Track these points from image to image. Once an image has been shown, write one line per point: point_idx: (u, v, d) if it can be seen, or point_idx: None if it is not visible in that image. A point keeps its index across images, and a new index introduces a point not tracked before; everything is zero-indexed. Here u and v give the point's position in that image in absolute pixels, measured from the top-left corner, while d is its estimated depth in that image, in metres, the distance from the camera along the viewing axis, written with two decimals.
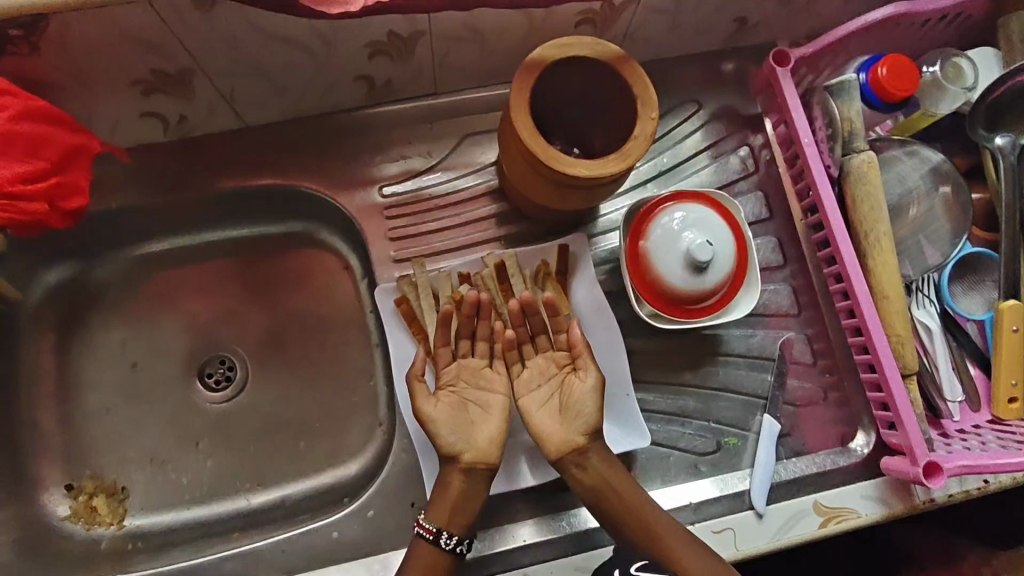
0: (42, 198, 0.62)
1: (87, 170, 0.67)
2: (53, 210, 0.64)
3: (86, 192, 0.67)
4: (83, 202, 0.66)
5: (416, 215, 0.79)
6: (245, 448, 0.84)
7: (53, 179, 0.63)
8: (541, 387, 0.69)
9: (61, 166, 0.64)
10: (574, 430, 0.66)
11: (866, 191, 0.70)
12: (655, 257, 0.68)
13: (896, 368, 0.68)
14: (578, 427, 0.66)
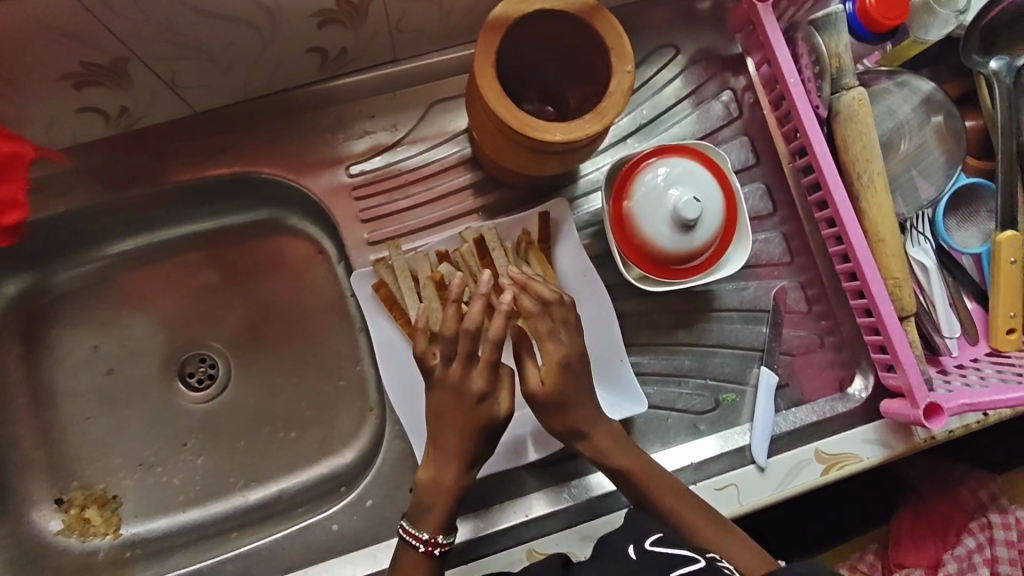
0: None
1: (23, 179, 0.62)
2: None
3: (24, 204, 0.62)
4: (21, 215, 0.62)
5: (387, 193, 0.75)
6: (234, 446, 0.82)
7: None
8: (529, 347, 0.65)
9: None
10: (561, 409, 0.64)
11: (857, 130, 0.66)
12: (640, 219, 0.65)
13: (894, 313, 0.66)
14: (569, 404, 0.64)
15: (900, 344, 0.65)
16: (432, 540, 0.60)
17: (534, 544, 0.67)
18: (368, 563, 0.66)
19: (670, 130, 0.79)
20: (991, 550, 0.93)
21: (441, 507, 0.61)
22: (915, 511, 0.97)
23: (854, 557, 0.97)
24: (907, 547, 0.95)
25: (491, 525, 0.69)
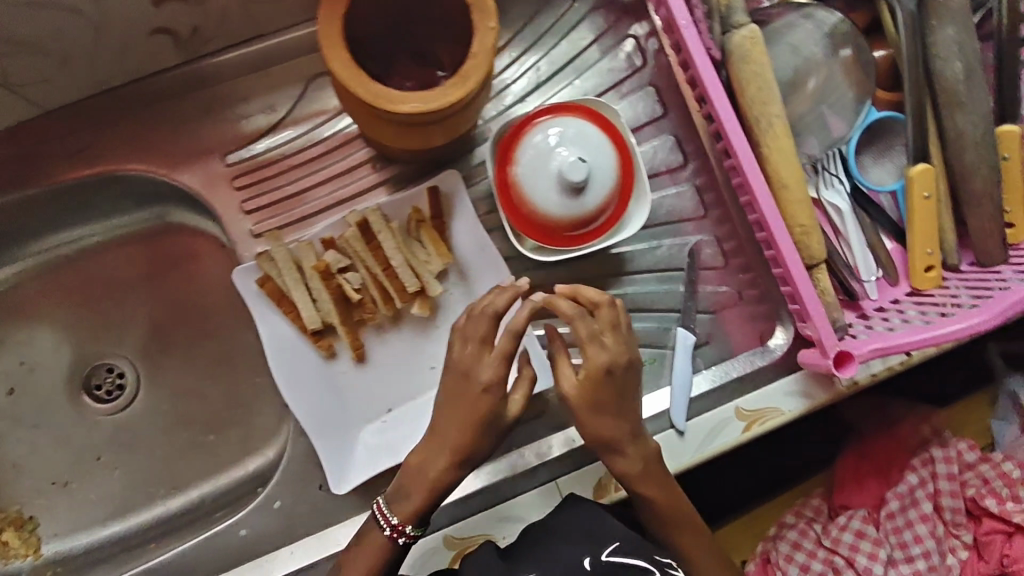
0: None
1: None
2: None
3: None
4: None
5: (268, 181, 0.70)
6: (152, 454, 0.80)
7: None
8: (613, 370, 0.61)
9: None
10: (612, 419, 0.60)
11: (751, 71, 0.62)
12: (527, 186, 0.61)
13: (801, 262, 0.63)
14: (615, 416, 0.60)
15: (807, 294, 0.63)
16: (398, 526, 0.57)
17: (450, 529, 0.65)
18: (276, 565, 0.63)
19: (569, 87, 0.75)
20: (933, 486, 0.90)
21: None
22: (859, 453, 0.97)
23: (798, 503, 0.95)
24: (851, 488, 0.94)
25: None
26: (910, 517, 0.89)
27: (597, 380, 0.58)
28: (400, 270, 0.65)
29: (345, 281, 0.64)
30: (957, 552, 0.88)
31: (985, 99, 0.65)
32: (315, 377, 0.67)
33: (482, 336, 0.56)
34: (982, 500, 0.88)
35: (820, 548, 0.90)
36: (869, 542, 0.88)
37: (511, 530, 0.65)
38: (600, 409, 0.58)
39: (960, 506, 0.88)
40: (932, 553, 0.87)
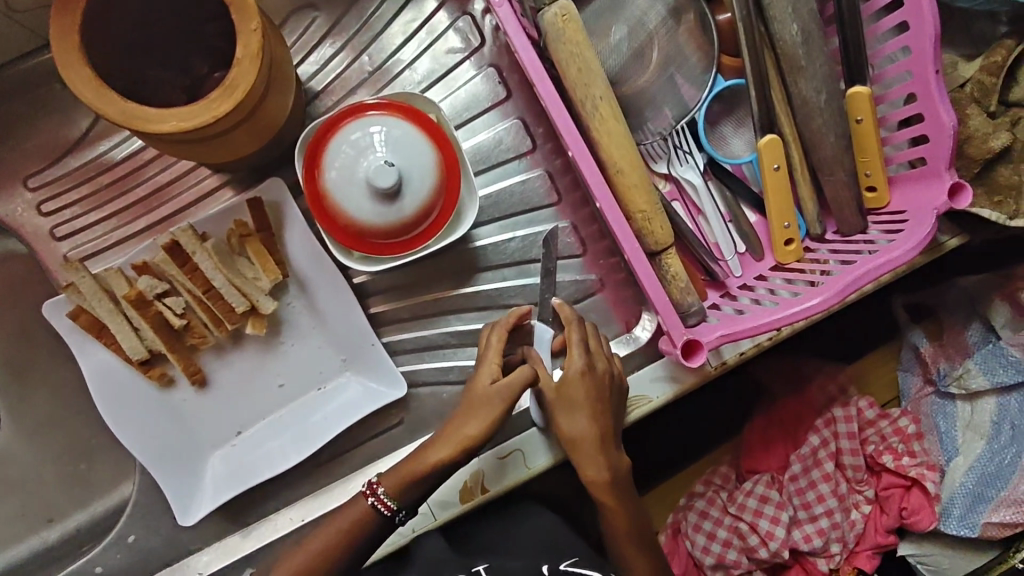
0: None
1: None
2: None
3: None
4: None
5: (77, 202, 0.65)
6: (19, 490, 0.77)
7: None
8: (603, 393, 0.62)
9: None
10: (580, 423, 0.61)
11: (569, 50, 0.57)
12: (338, 198, 0.57)
13: (640, 250, 0.60)
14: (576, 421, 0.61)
15: (649, 284, 0.60)
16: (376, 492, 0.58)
17: None
18: None
19: (401, 76, 0.70)
20: (834, 446, 0.87)
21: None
22: (766, 417, 0.94)
23: (708, 472, 0.93)
24: (758, 454, 0.92)
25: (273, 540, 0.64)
26: (813, 477, 0.86)
27: (609, 375, 0.62)
28: (224, 291, 0.61)
29: (165, 308, 0.61)
30: (860, 508, 0.86)
31: (826, 62, 0.62)
32: (152, 407, 0.64)
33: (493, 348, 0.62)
34: (880, 456, 0.86)
35: (726, 515, 0.88)
36: (773, 506, 0.86)
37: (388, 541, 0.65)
38: (572, 411, 0.61)
39: (859, 463, 0.85)
40: (834, 511, 0.85)
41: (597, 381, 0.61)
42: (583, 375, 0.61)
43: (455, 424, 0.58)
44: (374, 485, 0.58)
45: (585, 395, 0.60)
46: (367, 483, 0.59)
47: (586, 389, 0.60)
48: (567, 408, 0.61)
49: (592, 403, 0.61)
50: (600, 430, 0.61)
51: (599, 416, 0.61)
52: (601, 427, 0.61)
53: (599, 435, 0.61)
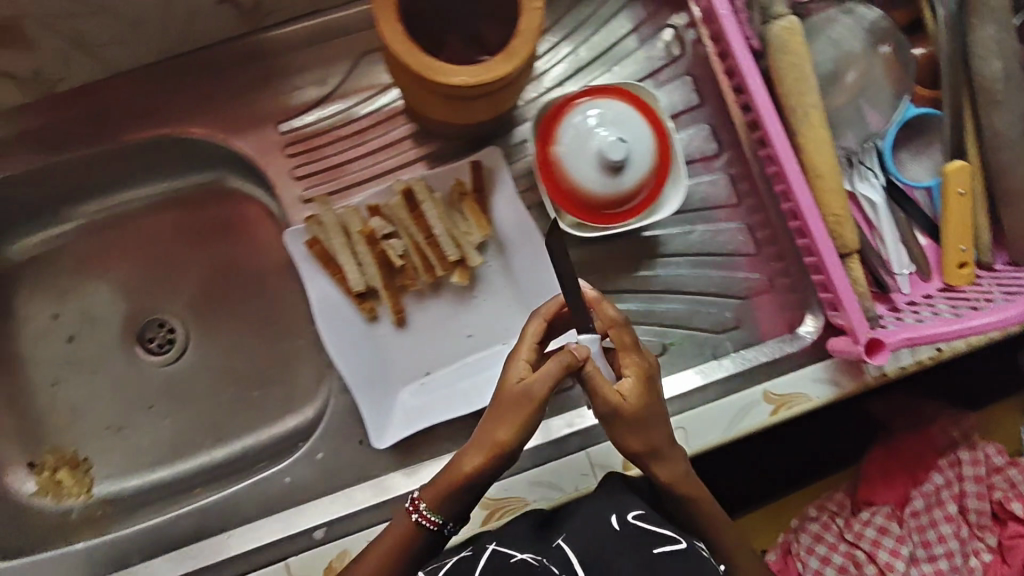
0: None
1: None
2: None
3: None
4: None
5: (318, 150, 0.73)
6: (200, 406, 0.85)
7: None
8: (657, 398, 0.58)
9: None
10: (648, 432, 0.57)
11: (789, 61, 0.63)
12: (568, 166, 0.63)
13: (834, 251, 0.65)
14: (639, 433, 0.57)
15: (840, 283, 0.65)
16: (422, 510, 0.55)
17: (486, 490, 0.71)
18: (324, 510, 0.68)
19: (606, 73, 0.76)
20: (960, 487, 0.90)
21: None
22: (887, 450, 0.94)
23: (822, 497, 0.94)
24: (878, 485, 0.92)
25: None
26: (935, 516, 0.89)
27: (653, 380, 0.58)
28: (442, 241, 0.68)
29: (389, 248, 0.68)
30: (981, 555, 0.88)
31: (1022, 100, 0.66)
32: (359, 337, 0.70)
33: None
34: (1007, 502, 0.89)
35: (842, 541, 0.89)
36: (893, 538, 0.87)
37: (542, 496, 0.71)
38: (638, 428, 0.57)
39: (985, 508, 0.88)
40: (955, 553, 0.87)
41: (645, 390, 0.57)
42: (635, 382, 0.57)
43: (481, 431, 0.53)
44: (416, 501, 0.55)
45: (637, 407, 0.56)
46: (410, 497, 0.57)
47: (629, 397, 0.56)
48: (631, 419, 0.56)
49: (653, 412, 0.57)
50: (657, 437, 0.58)
51: (653, 421, 0.57)
52: (655, 432, 0.58)
53: (660, 437, 0.58)
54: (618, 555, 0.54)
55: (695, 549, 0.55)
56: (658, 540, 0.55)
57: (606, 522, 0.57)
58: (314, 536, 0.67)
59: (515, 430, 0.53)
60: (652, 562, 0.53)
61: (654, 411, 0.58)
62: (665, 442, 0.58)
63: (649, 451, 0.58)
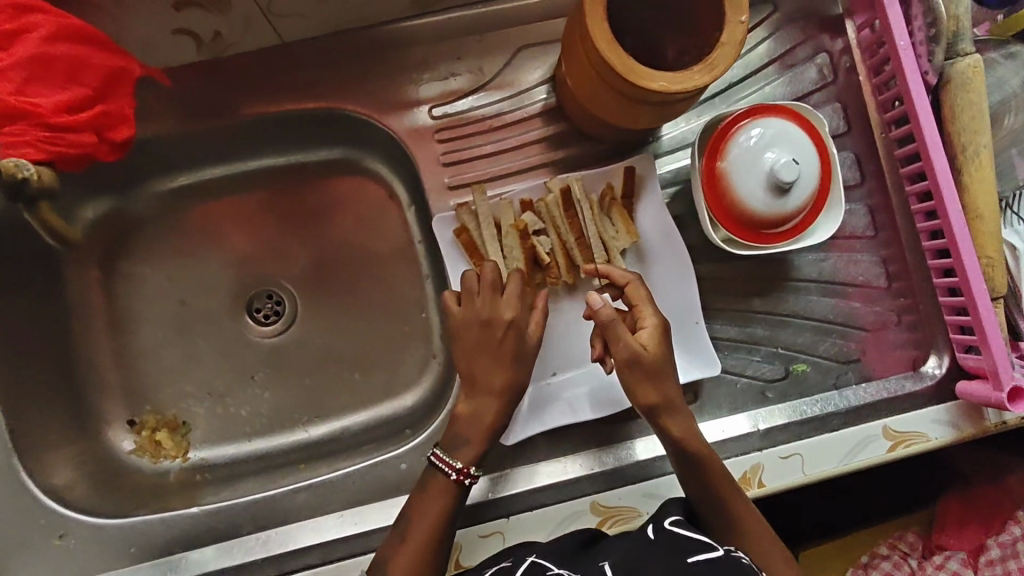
0: (89, 128, 0.63)
1: (132, 97, 0.67)
2: (103, 141, 0.65)
3: (132, 122, 0.67)
4: (131, 132, 0.67)
5: (467, 137, 0.74)
6: (302, 381, 0.83)
7: (97, 108, 0.63)
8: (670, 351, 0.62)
9: (103, 94, 0.64)
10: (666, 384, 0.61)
11: (967, 99, 0.65)
12: (733, 179, 0.64)
13: (986, 292, 0.65)
14: (659, 383, 0.61)
15: (989, 322, 0.65)
16: (464, 470, 0.61)
17: (598, 496, 0.67)
18: None
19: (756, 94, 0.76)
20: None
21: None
22: (962, 497, 0.93)
23: (894, 537, 0.94)
24: (951, 529, 0.91)
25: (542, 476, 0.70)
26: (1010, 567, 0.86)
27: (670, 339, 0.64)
28: (589, 241, 0.67)
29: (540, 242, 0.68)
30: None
31: None
32: None
33: (487, 284, 0.65)
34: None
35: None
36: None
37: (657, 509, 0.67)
38: (655, 379, 0.61)
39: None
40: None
41: (664, 340, 0.62)
42: (656, 334, 0.62)
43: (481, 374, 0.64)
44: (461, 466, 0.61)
45: (658, 354, 0.61)
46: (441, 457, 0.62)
47: (650, 346, 0.61)
48: (653, 367, 0.61)
49: (665, 363, 0.61)
50: (673, 390, 0.62)
51: (670, 372, 0.62)
52: (671, 386, 0.62)
53: (673, 392, 0.62)
54: (649, 560, 0.52)
55: (733, 558, 0.50)
56: (696, 551, 0.52)
57: (645, 536, 0.56)
58: None
59: (507, 379, 0.64)
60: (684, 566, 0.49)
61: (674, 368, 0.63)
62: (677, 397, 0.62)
63: (667, 404, 0.61)
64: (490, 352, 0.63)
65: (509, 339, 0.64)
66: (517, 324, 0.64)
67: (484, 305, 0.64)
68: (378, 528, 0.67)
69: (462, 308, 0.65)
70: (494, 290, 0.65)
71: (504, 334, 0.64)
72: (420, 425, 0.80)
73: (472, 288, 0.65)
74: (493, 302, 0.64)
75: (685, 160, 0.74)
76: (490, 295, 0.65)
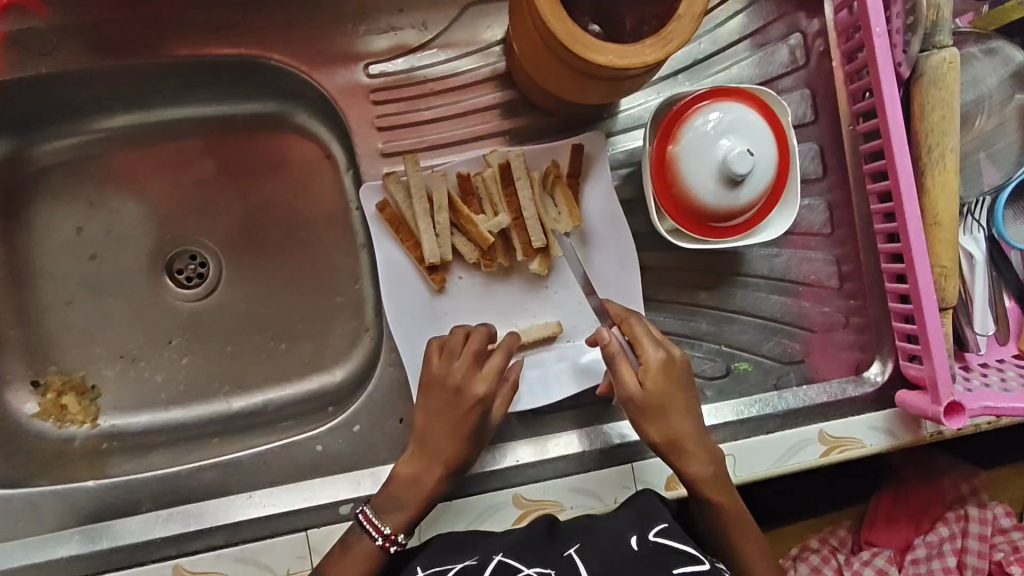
0: None
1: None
2: None
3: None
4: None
5: (407, 100, 0.68)
6: (222, 350, 0.78)
7: None
8: (682, 393, 0.60)
9: None
10: (677, 423, 0.59)
11: (939, 98, 0.61)
12: (685, 168, 0.60)
13: (934, 301, 0.63)
14: (669, 422, 0.59)
15: (934, 333, 0.62)
16: (391, 537, 0.58)
17: (522, 490, 0.64)
18: (351, 487, 0.65)
19: (721, 73, 0.70)
20: (962, 542, 0.88)
21: (425, 474, 0.60)
22: (895, 495, 0.92)
23: (825, 531, 0.93)
24: (880, 527, 0.91)
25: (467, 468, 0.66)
26: (933, 565, 0.87)
27: (681, 375, 0.60)
28: (530, 222, 0.63)
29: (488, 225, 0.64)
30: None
31: None
32: (421, 309, 0.66)
33: (470, 351, 0.63)
34: (1008, 565, 0.85)
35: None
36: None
37: (584, 504, 0.65)
38: (661, 417, 0.59)
39: (984, 567, 0.85)
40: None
41: (668, 376, 0.59)
42: (661, 372, 0.59)
43: (430, 433, 0.61)
44: (392, 537, 0.58)
45: (660, 391, 0.58)
46: (367, 516, 0.59)
47: (653, 383, 0.58)
48: (654, 405, 0.58)
49: (674, 401, 0.59)
50: (687, 427, 0.59)
51: (678, 410, 0.59)
52: (686, 422, 0.59)
53: (687, 428, 0.59)
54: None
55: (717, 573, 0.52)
56: (678, 562, 0.52)
57: (625, 544, 0.55)
58: (339, 510, 0.65)
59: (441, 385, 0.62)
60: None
61: (691, 403, 0.60)
62: (695, 433, 0.60)
63: (681, 440, 0.59)
64: (449, 414, 0.61)
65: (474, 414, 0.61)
66: (486, 401, 0.61)
67: (457, 373, 0.62)
68: (285, 512, 0.64)
69: (439, 365, 0.62)
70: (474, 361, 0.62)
71: (470, 408, 0.61)
72: (343, 404, 0.76)
73: (453, 347, 0.63)
74: (469, 375, 0.62)
75: (640, 140, 0.69)
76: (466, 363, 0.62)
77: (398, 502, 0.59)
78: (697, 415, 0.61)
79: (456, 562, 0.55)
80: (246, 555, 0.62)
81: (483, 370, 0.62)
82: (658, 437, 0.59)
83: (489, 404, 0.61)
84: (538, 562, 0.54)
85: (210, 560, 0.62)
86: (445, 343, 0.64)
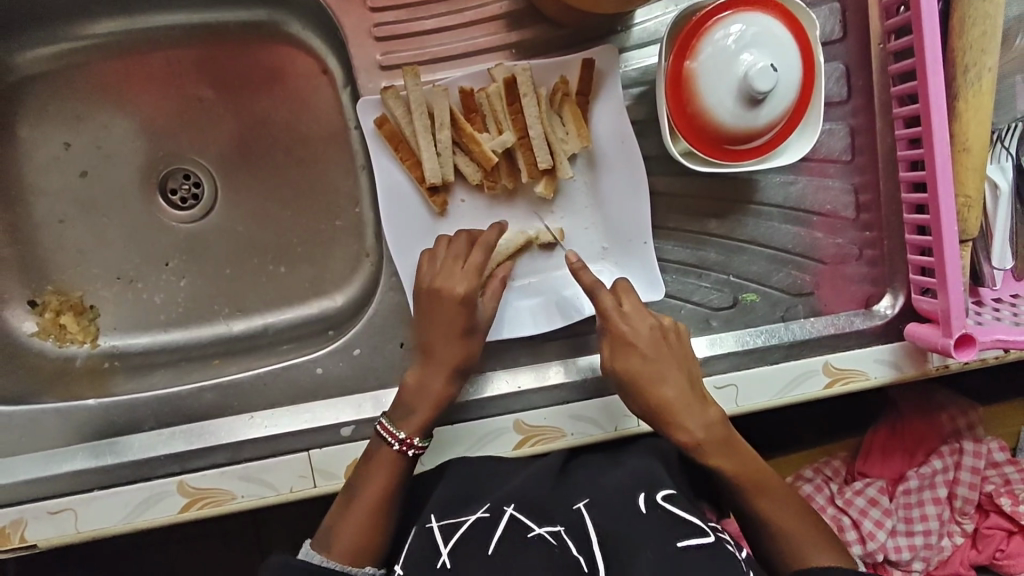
0: None
1: None
2: None
3: None
4: None
5: (408, 8, 0.63)
6: (221, 273, 0.77)
7: None
8: (653, 364, 0.60)
9: None
10: (657, 394, 0.59)
11: (981, 11, 0.57)
12: (703, 87, 0.56)
13: (956, 234, 0.60)
14: (650, 394, 0.59)
15: (952, 265, 0.60)
16: (408, 441, 0.60)
17: (523, 416, 0.64)
18: (352, 410, 0.65)
19: None
20: (954, 474, 0.88)
21: (418, 408, 0.60)
22: (891, 427, 0.92)
23: (819, 461, 0.93)
24: (874, 458, 0.91)
25: (470, 393, 0.66)
26: (923, 496, 0.87)
27: (659, 347, 0.60)
28: (536, 142, 0.61)
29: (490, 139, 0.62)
30: (953, 537, 0.87)
31: None
32: (423, 231, 0.65)
33: (458, 256, 0.62)
34: (997, 497, 0.86)
35: (830, 505, 0.88)
36: (880, 511, 0.86)
37: (583, 429, 0.65)
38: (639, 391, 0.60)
39: (973, 497, 0.86)
40: (932, 532, 0.86)
41: (638, 350, 0.60)
42: (631, 350, 0.60)
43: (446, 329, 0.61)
44: (410, 442, 0.60)
45: (632, 367, 0.60)
46: (386, 427, 0.60)
47: (621, 359, 0.60)
48: (626, 383, 0.60)
49: (645, 372, 0.60)
50: (668, 395, 0.59)
51: (653, 382, 0.59)
52: (665, 389, 0.59)
53: (668, 397, 0.59)
54: (644, 538, 0.52)
55: (722, 546, 0.52)
56: (685, 533, 0.52)
57: (634, 504, 0.56)
58: (341, 432, 0.65)
59: (447, 313, 0.61)
60: (677, 558, 0.50)
61: (670, 371, 0.60)
62: (680, 400, 0.59)
63: (663, 409, 0.59)
64: (440, 326, 0.61)
65: (460, 314, 0.61)
66: (469, 299, 0.61)
67: (441, 273, 0.61)
68: (285, 433, 0.64)
69: (426, 271, 0.62)
70: (458, 259, 0.62)
71: (455, 310, 0.61)
72: (344, 328, 0.74)
73: (440, 252, 0.62)
74: (450, 274, 0.61)
75: (655, 57, 0.65)
76: (453, 263, 0.62)
77: (407, 407, 0.61)
78: (683, 382, 0.60)
79: (467, 516, 0.56)
80: (249, 473, 0.63)
81: (467, 268, 0.62)
82: (642, 410, 0.60)
83: (472, 301, 0.61)
84: (547, 521, 0.56)
85: (213, 476, 0.63)
86: (432, 251, 0.63)
